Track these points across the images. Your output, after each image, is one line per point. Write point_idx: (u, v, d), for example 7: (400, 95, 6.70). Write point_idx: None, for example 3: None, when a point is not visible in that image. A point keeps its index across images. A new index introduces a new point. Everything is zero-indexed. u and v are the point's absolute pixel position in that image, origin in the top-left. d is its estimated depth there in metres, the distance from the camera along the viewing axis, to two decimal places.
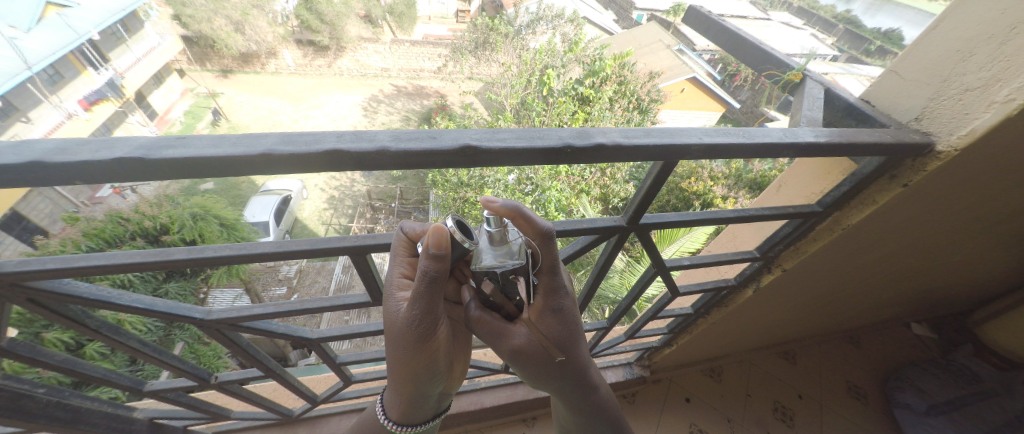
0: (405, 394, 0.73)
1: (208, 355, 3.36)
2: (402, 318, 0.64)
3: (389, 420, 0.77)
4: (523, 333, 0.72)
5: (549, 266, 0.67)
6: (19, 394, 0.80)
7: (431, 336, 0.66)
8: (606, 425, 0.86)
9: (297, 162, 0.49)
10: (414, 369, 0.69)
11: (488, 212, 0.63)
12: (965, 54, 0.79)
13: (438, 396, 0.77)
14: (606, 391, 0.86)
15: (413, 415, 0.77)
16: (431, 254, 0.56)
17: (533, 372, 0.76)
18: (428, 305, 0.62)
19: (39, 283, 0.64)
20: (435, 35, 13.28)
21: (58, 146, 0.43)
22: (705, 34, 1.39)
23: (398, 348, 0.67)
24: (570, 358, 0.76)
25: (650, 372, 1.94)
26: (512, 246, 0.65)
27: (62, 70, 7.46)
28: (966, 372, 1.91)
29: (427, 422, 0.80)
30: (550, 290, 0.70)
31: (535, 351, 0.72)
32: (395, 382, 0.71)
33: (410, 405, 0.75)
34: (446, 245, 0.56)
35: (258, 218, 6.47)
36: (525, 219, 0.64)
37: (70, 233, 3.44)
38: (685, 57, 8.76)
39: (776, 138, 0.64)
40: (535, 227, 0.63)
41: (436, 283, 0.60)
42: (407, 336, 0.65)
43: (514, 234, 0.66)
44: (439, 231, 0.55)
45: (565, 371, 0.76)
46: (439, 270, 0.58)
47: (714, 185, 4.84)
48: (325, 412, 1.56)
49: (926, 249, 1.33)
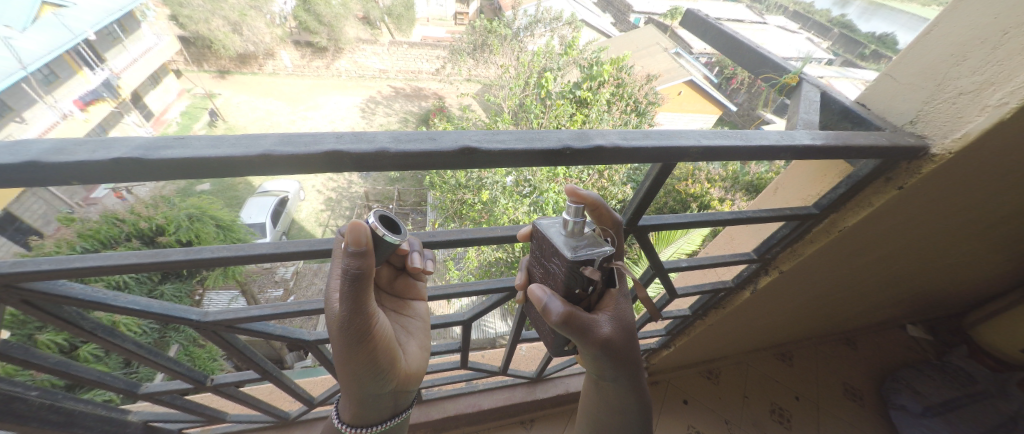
0: (353, 396, 0.70)
1: (204, 357, 3.31)
2: (333, 315, 0.62)
3: (342, 422, 0.72)
4: (606, 321, 0.69)
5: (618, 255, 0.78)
6: (11, 397, 0.79)
7: (367, 329, 0.64)
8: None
9: (295, 163, 0.49)
10: (353, 369, 0.66)
11: (575, 201, 0.65)
12: (959, 58, 0.80)
13: (391, 394, 0.74)
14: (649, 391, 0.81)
15: (367, 415, 0.72)
16: (352, 251, 0.55)
17: (607, 364, 0.70)
18: (355, 305, 0.60)
19: (35, 284, 0.63)
20: (433, 37, 13.30)
21: (55, 146, 0.43)
22: (702, 38, 1.40)
23: (339, 347, 0.64)
24: (637, 348, 0.72)
25: (647, 374, 1.95)
26: (587, 236, 0.68)
27: (57, 71, 7.44)
28: (960, 374, 1.92)
29: (387, 421, 0.75)
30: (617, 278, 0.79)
31: (617, 338, 0.69)
32: (341, 381, 0.68)
33: (362, 405, 0.71)
34: (365, 242, 0.55)
35: (254, 219, 6.41)
36: (604, 211, 0.75)
37: (65, 234, 3.40)
38: (682, 61, 8.83)
39: (773, 141, 0.65)
40: (611, 218, 0.75)
41: (362, 281, 0.58)
42: (342, 336, 0.62)
43: (588, 225, 0.69)
44: (357, 227, 0.54)
45: (631, 360, 0.72)
46: (362, 268, 0.57)
47: (711, 187, 4.88)
48: (322, 414, 1.55)
49: (919, 252, 1.34)
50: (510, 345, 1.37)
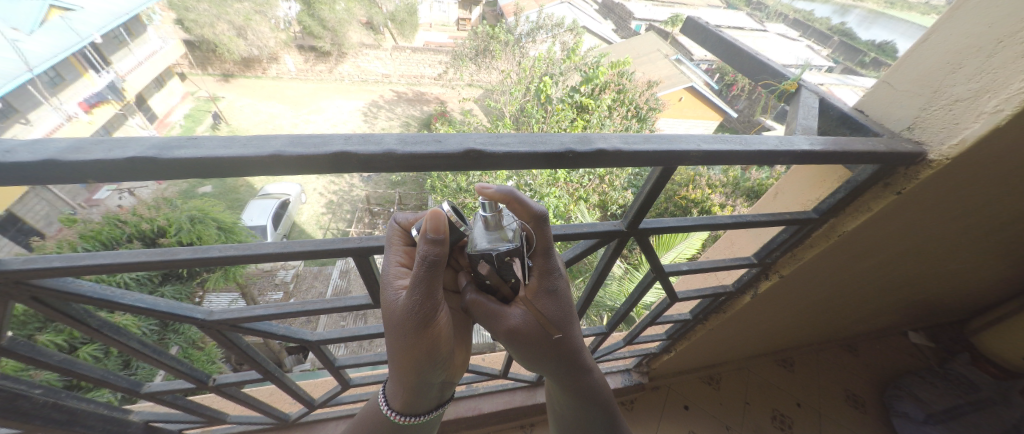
0: (408, 385, 0.72)
1: (202, 359, 3.31)
2: (401, 305, 0.65)
3: (392, 410, 0.77)
4: (519, 315, 0.73)
5: (543, 249, 0.67)
6: (16, 395, 0.80)
7: (432, 318, 0.65)
8: (597, 405, 0.84)
9: (305, 163, 0.50)
10: (416, 357, 0.68)
11: (483, 200, 0.64)
12: (954, 66, 0.82)
13: (439, 384, 0.76)
14: (600, 376, 0.84)
15: (416, 405, 0.77)
16: (430, 239, 0.58)
17: (527, 352, 0.75)
18: (427, 291, 0.62)
19: (43, 281, 0.64)
20: (435, 42, 13.42)
21: (73, 146, 0.44)
22: (702, 45, 1.42)
23: (403, 335, 0.66)
24: (564, 338, 0.75)
25: (648, 379, 1.94)
26: (506, 231, 0.66)
27: (63, 73, 7.57)
28: (964, 382, 1.89)
29: (430, 412, 0.80)
30: (544, 272, 0.70)
31: (530, 330, 0.72)
32: (397, 370, 0.71)
33: (414, 394, 0.75)
34: (443, 229, 0.57)
35: (256, 222, 6.42)
36: (521, 204, 0.65)
37: (67, 236, 3.43)
38: (683, 67, 8.88)
39: (772, 146, 0.65)
40: (528, 210, 0.65)
41: (436, 269, 0.60)
42: (407, 322, 0.65)
43: (508, 220, 0.67)
44: (436, 216, 0.57)
45: (558, 351, 0.75)
46: (439, 255, 0.59)
47: (712, 192, 4.90)
48: (322, 416, 1.55)
49: (920, 257, 1.35)
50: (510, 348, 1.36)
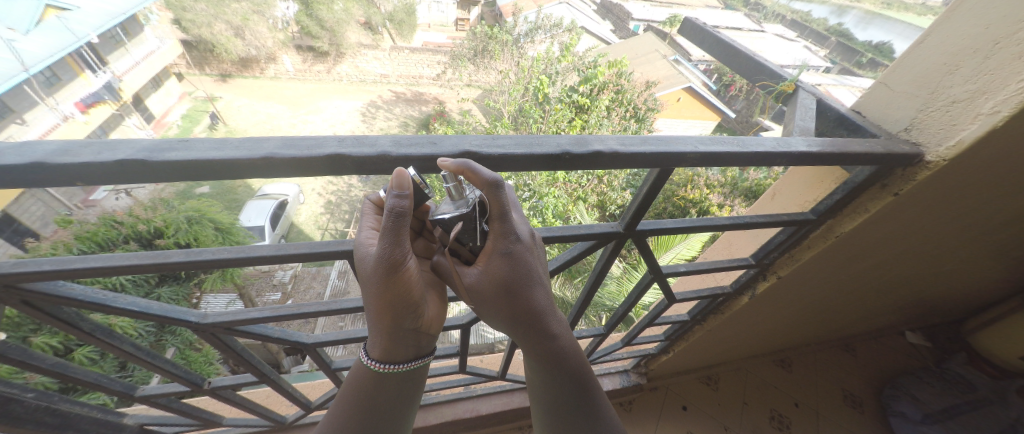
0: (381, 335, 0.67)
1: (199, 361, 3.30)
2: (362, 259, 0.61)
3: (372, 358, 0.70)
4: (474, 275, 0.66)
5: (498, 212, 0.60)
6: (7, 399, 0.79)
7: (402, 268, 0.61)
8: (572, 379, 0.73)
9: (298, 165, 0.50)
10: (381, 311, 0.64)
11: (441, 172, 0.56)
12: (952, 67, 0.82)
13: (415, 334, 0.70)
14: (571, 346, 0.74)
15: (396, 351, 0.70)
16: (394, 194, 0.52)
17: (485, 312, 0.70)
18: (389, 244, 0.58)
19: (34, 285, 0.63)
20: (434, 42, 13.38)
21: (61, 148, 0.43)
22: (700, 45, 1.41)
23: (368, 283, 0.61)
24: (519, 299, 0.67)
25: (646, 380, 1.94)
26: (467, 198, 0.62)
27: (59, 73, 7.52)
28: (960, 381, 1.90)
29: (411, 363, 0.72)
30: (500, 235, 0.63)
31: (484, 290, 0.66)
32: (372, 317, 0.66)
33: (393, 341, 0.68)
34: (409, 187, 0.52)
35: (253, 222, 6.38)
36: (476, 178, 0.54)
37: (62, 236, 3.39)
38: (681, 67, 8.91)
39: (769, 148, 0.65)
40: (478, 179, 0.54)
41: (404, 222, 0.56)
42: (364, 275, 0.61)
43: (470, 190, 0.62)
44: (402, 174, 0.52)
45: (518, 311, 0.68)
46: (405, 212, 0.55)
47: (710, 192, 4.91)
48: (317, 418, 1.53)
49: (917, 258, 1.35)
50: (508, 352, 1.36)
